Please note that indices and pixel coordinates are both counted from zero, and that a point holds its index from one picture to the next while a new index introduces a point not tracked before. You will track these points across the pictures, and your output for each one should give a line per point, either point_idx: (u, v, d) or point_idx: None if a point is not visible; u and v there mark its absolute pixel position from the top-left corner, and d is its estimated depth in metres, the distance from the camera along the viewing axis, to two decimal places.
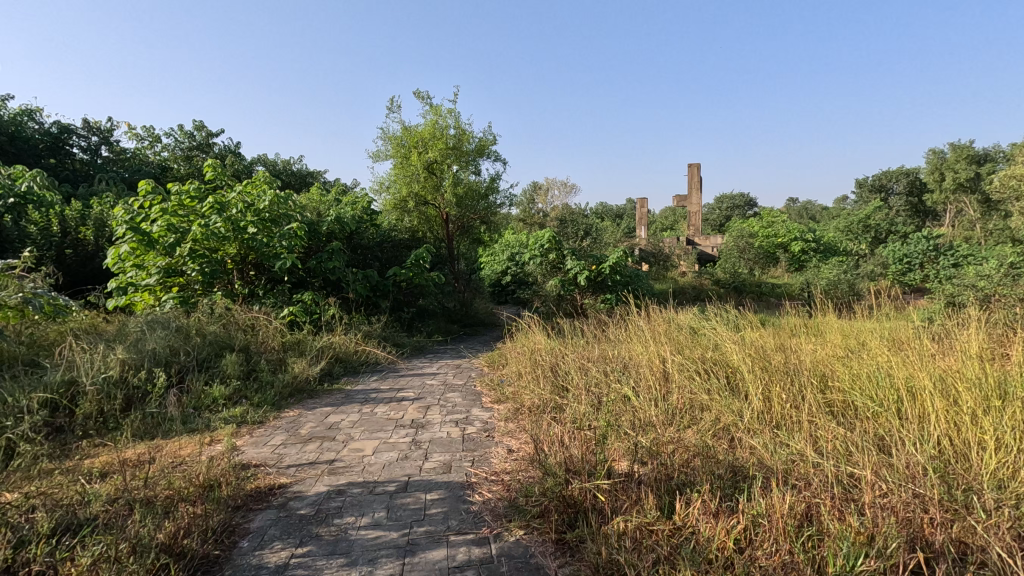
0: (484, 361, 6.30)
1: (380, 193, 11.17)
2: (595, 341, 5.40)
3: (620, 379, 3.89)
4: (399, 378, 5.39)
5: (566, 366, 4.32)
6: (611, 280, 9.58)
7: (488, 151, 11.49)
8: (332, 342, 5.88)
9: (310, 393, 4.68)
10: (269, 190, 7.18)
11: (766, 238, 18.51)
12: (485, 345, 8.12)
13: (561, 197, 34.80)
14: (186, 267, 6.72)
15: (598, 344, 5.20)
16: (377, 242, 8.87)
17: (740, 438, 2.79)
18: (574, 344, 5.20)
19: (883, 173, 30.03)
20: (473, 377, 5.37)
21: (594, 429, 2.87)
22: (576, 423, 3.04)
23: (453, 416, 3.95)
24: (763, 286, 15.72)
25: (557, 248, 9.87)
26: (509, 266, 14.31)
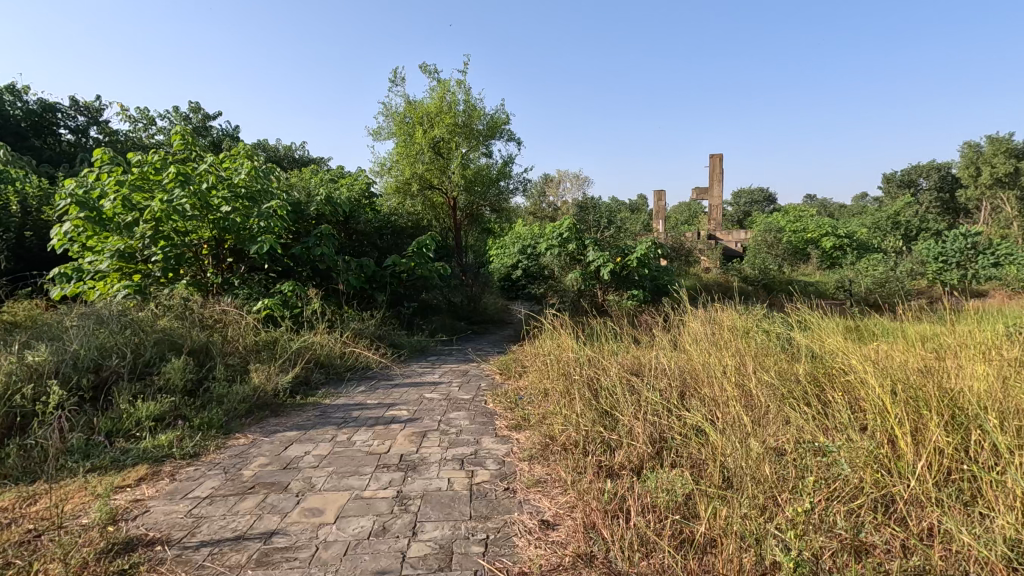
0: (496, 368, 5.24)
1: (381, 175, 10.14)
2: (635, 347, 4.34)
3: (689, 408, 2.86)
4: (391, 390, 4.36)
5: (607, 382, 3.25)
6: (638, 274, 8.49)
7: (501, 131, 10.41)
8: (313, 342, 4.86)
9: (275, 410, 3.66)
10: (247, 162, 6.19)
11: (795, 233, 17.28)
12: (496, 347, 7.09)
13: (573, 191, 33.64)
14: (147, 251, 5.74)
15: (640, 351, 4.14)
16: (374, 228, 7.86)
17: (925, 537, 1.77)
18: (610, 351, 4.15)
19: (913, 168, 28.52)
20: (484, 389, 4.34)
21: (693, 530, 1.86)
22: (650, 501, 2.02)
23: (458, 451, 2.89)
24: (794, 284, 14.52)
25: (577, 238, 8.75)
26: (521, 259, 13.24)
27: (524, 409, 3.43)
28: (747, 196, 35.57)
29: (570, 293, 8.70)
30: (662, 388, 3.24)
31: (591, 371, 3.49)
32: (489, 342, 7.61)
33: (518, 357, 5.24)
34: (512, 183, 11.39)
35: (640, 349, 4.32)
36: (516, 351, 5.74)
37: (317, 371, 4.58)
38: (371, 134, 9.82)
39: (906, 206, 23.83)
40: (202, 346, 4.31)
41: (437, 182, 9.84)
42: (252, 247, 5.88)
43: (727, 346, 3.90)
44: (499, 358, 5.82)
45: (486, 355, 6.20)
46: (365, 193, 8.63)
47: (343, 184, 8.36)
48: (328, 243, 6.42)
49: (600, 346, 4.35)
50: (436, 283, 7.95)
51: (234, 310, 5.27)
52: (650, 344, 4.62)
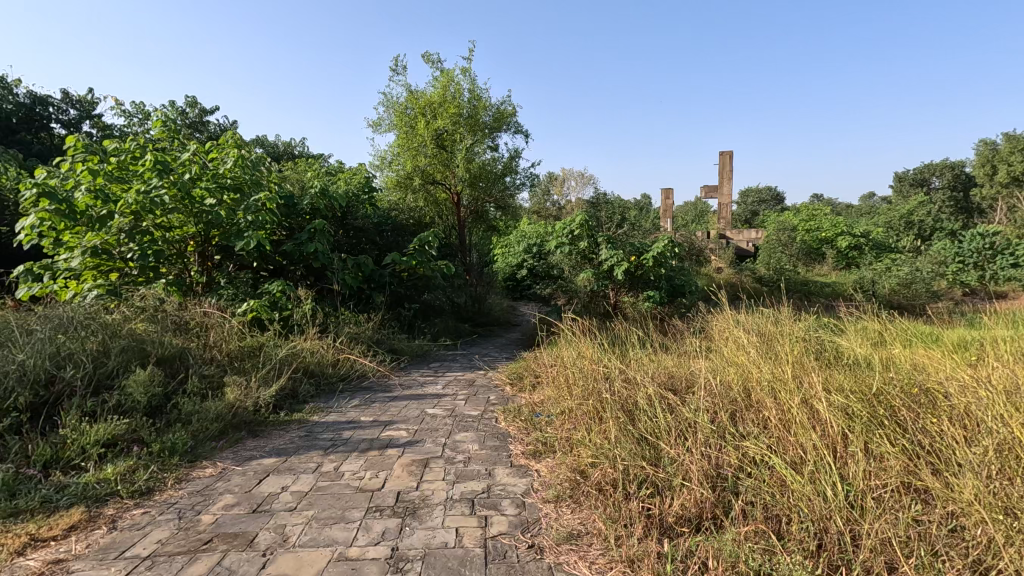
0: (506, 378, 4.73)
1: (381, 169, 9.65)
2: (665, 357, 3.83)
3: (753, 439, 2.36)
4: (389, 404, 3.86)
5: (643, 401, 2.75)
6: (654, 274, 7.98)
7: (508, 124, 9.91)
8: (302, 349, 4.35)
9: (254, 430, 3.16)
10: (233, 151, 5.71)
11: (809, 232, 16.73)
12: (504, 353, 6.58)
13: (577, 189, 33.11)
14: (124, 247, 5.28)
15: (672, 362, 3.64)
16: (374, 224, 7.37)
17: None
18: (638, 361, 3.64)
19: (925, 167, 27.93)
20: (494, 405, 3.83)
21: None
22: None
23: (466, 487, 2.39)
24: (809, 285, 13.98)
25: (589, 235, 8.23)
26: (527, 258, 12.75)
27: (543, 432, 2.92)
28: (754, 195, 35.00)
29: (581, 294, 8.19)
30: (707, 410, 2.74)
31: (622, 385, 2.98)
32: (496, 347, 7.11)
33: (532, 366, 4.75)
34: (519, 180, 10.90)
35: (672, 359, 3.81)
36: (527, 358, 5.23)
37: (306, 382, 4.08)
38: (371, 126, 9.32)
39: (919, 204, 23.25)
40: (176, 353, 3.82)
41: (440, 177, 9.35)
42: (238, 243, 5.40)
43: (774, 355, 3.40)
44: (508, 366, 5.33)
45: (495, 363, 5.69)
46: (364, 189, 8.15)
47: (341, 180, 7.88)
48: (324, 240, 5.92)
49: (627, 355, 3.84)
50: (439, 283, 7.45)
51: (216, 312, 4.78)
52: (681, 355, 4.11)
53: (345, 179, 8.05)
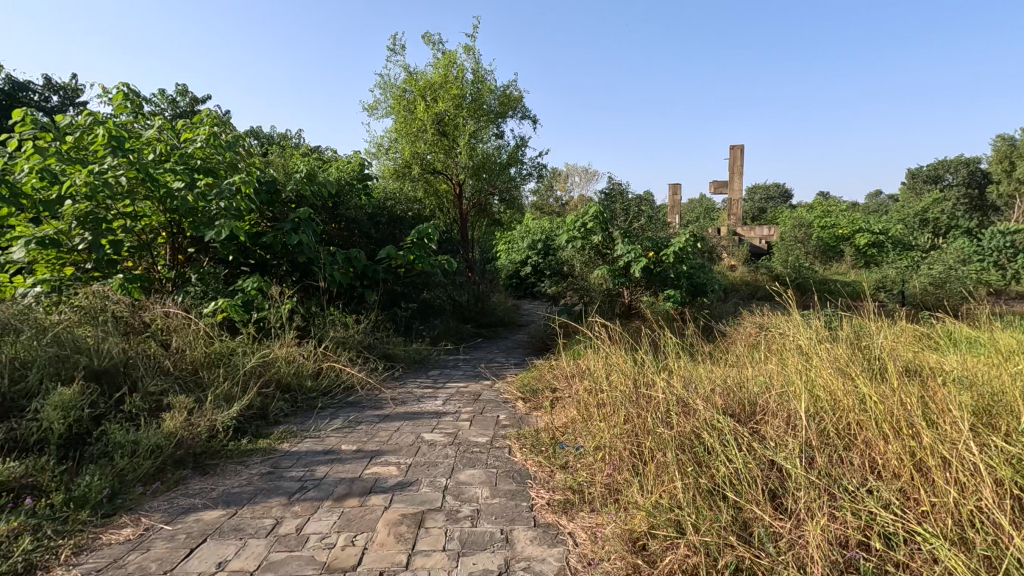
0: (517, 391, 4.06)
1: (377, 157, 8.97)
2: (714, 371, 3.16)
3: (885, 502, 1.69)
4: (377, 427, 3.18)
5: (710, 438, 2.07)
6: (674, 271, 7.30)
7: (515, 109, 9.22)
8: (278, 357, 3.68)
9: (203, 466, 2.48)
10: (205, 128, 5.04)
11: (826, 229, 16.04)
12: (511, 359, 5.92)
13: (581, 186, 32.46)
14: (78, 238, 4.55)
15: (725, 377, 2.97)
16: (368, 214, 6.69)
17: None
18: (684, 376, 2.97)
19: (938, 163, 27.21)
20: (506, 428, 3.15)
21: None
22: None
23: (476, 564, 1.71)
24: (829, 284, 13.30)
25: (603, 229, 7.54)
26: (532, 255, 12.08)
27: (575, 475, 2.26)
28: (762, 193, 34.29)
29: (595, 293, 7.52)
30: (797, 448, 2.08)
31: (677, 411, 2.32)
32: (502, 352, 6.45)
33: (547, 379, 4.08)
34: (525, 170, 10.23)
35: (723, 374, 3.14)
36: (540, 367, 4.56)
37: (281, 398, 3.42)
38: (366, 110, 8.64)
39: (935, 201, 22.55)
40: (120, 363, 3.15)
41: (441, 165, 8.67)
42: (208, 233, 4.73)
43: (858, 369, 2.73)
44: (519, 376, 4.66)
45: (502, 372, 5.02)
46: (358, 177, 7.51)
47: (332, 168, 7.23)
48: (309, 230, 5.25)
49: (667, 369, 3.18)
50: (439, 281, 6.78)
51: (180, 313, 4.12)
52: (728, 368, 3.44)
53: (338, 166, 7.38)
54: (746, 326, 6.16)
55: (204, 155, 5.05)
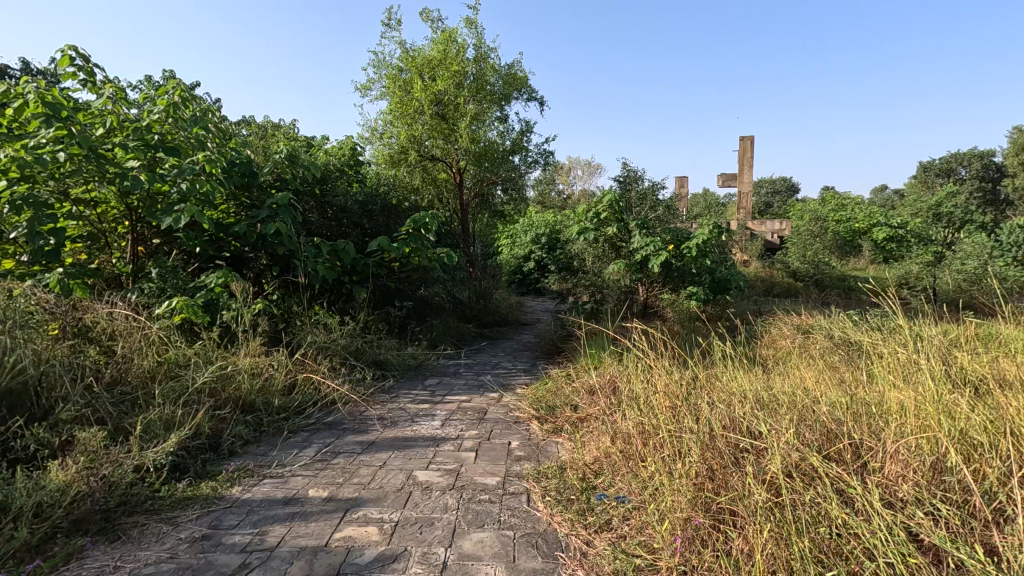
0: (529, 407, 3.41)
1: (372, 141, 8.29)
2: (780, 392, 2.55)
3: None
4: (356, 461, 2.52)
5: (838, 516, 1.47)
6: (696, 266, 6.65)
7: (520, 89, 8.52)
8: (243, 368, 3.03)
9: (112, 530, 1.82)
10: (165, 98, 4.36)
11: (841, 223, 15.38)
12: (517, 365, 5.29)
13: (584, 179, 31.75)
14: (14, 225, 3.87)
15: (801, 403, 2.33)
16: (359, 202, 6.02)
17: None
18: (751, 402, 2.35)
19: (951, 155, 26.51)
20: (520, 463, 2.50)
21: None
22: None
23: None
24: (848, 280, 12.66)
25: (619, 219, 6.88)
26: (537, 250, 12.35)
27: (632, 555, 1.70)
28: (768, 187, 33.59)
29: (609, 289, 6.86)
30: (964, 528, 1.48)
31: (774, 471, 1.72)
32: (507, 356, 5.81)
33: (565, 395, 3.43)
34: (530, 159, 9.55)
35: (792, 396, 2.51)
36: (555, 378, 3.90)
37: (241, 421, 2.77)
38: (359, 90, 7.95)
39: (949, 195, 21.89)
40: (36, 380, 2.50)
41: (441, 152, 8.00)
42: (165, 219, 4.03)
43: (988, 396, 2.08)
44: (529, 388, 4.01)
45: (509, 382, 4.38)
46: (349, 163, 6.83)
47: (319, 152, 6.54)
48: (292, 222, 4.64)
49: (722, 390, 2.53)
50: (438, 277, 6.13)
51: (128, 314, 3.48)
52: (792, 388, 2.79)
53: (326, 150, 6.70)
54: (782, 329, 5.50)
55: (163, 128, 4.32)
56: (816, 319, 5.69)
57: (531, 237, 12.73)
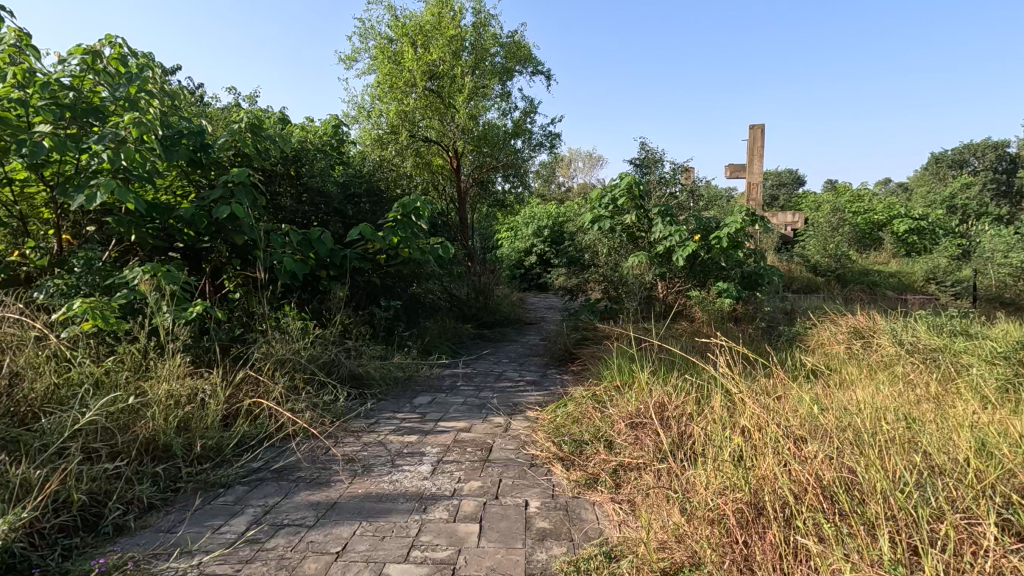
0: (547, 442, 2.60)
1: (359, 119, 7.46)
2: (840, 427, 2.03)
3: None
4: (301, 544, 1.70)
5: None
6: (726, 259, 5.85)
7: (524, 63, 7.68)
8: (161, 396, 2.23)
9: None
10: (96, 50, 3.53)
11: (860, 215, 14.57)
12: (523, 374, 4.51)
13: (585, 171, 30.86)
14: None
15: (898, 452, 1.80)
16: (338, 184, 5.19)
17: None
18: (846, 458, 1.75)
19: (964, 146, 25.70)
20: (546, 548, 1.69)
21: None
22: None
23: None
24: (871, 275, 11.87)
25: (637, 205, 6.07)
26: (538, 243, 11.79)
27: None
28: (773, 180, 32.76)
29: (626, 285, 6.06)
30: None
31: None
32: (512, 363, 5.02)
33: (595, 426, 2.63)
34: (534, 142, 8.71)
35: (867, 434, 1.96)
36: (576, 399, 3.10)
37: (145, 475, 1.95)
38: (345, 61, 7.10)
39: (964, 186, 21.10)
40: None
41: (436, 132, 7.18)
42: (77, 196, 3.13)
43: None
44: (543, 411, 3.20)
45: (517, 401, 3.57)
46: (330, 142, 5.97)
47: (295, 127, 5.69)
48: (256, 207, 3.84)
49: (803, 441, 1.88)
50: (432, 272, 5.32)
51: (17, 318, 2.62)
52: (913, 426, 2.04)
53: (303, 126, 5.84)
54: (834, 341, 4.75)
55: (89, 86, 3.46)
56: (871, 322, 4.93)
57: (533, 230, 12.10)
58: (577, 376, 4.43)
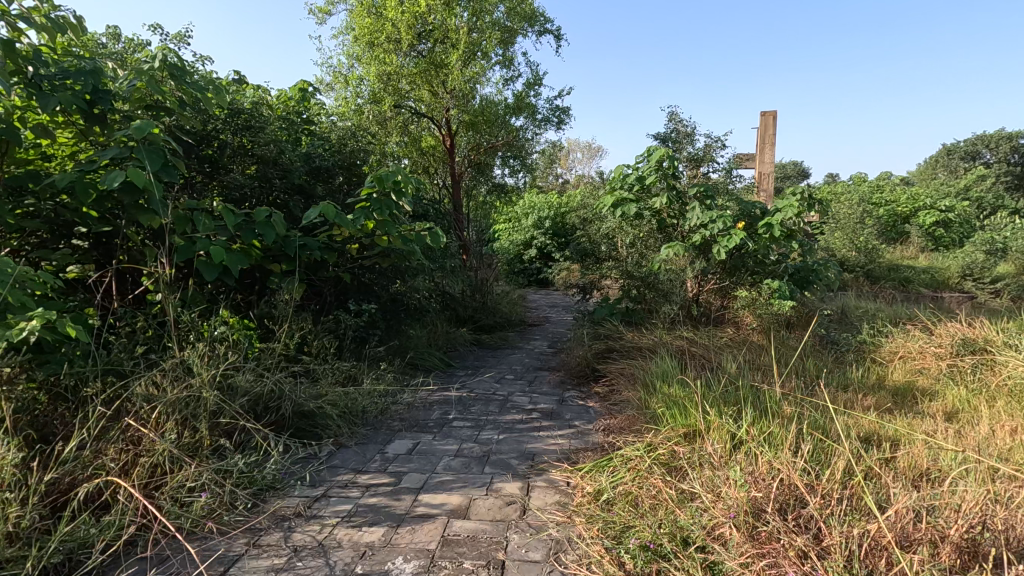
0: (597, 554, 1.58)
1: (340, 87, 6.45)
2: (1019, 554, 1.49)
3: None
4: None
5: None
6: (775, 253, 4.87)
7: (529, 23, 6.64)
8: None
9: None
10: None
11: (883, 207, 13.61)
12: (534, 400, 3.50)
13: (582, 162, 29.83)
14: None
15: None
16: (300, 160, 4.15)
17: None
18: None
19: (977, 137, 24.83)
20: None
21: None
22: None
23: None
24: (902, 270, 10.89)
25: (672, 188, 5.03)
26: (539, 234, 10.77)
27: None
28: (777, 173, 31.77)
29: (654, 283, 5.04)
30: None
31: None
32: (519, 382, 4.01)
33: (669, 524, 1.62)
34: (538, 119, 7.66)
35: None
36: (628, 460, 2.08)
37: None
38: (319, 15, 6.03)
39: (981, 178, 20.22)
40: None
41: (428, 102, 6.16)
42: None
43: None
44: (576, 474, 2.18)
45: (532, 449, 2.54)
46: (296, 108, 4.89)
47: (251, 88, 4.61)
48: (171, 178, 2.77)
49: None
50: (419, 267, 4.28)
51: None
52: None
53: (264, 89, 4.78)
54: (933, 374, 3.78)
55: None
56: (971, 343, 3.97)
57: (533, 220, 11.06)
58: (606, 404, 3.43)
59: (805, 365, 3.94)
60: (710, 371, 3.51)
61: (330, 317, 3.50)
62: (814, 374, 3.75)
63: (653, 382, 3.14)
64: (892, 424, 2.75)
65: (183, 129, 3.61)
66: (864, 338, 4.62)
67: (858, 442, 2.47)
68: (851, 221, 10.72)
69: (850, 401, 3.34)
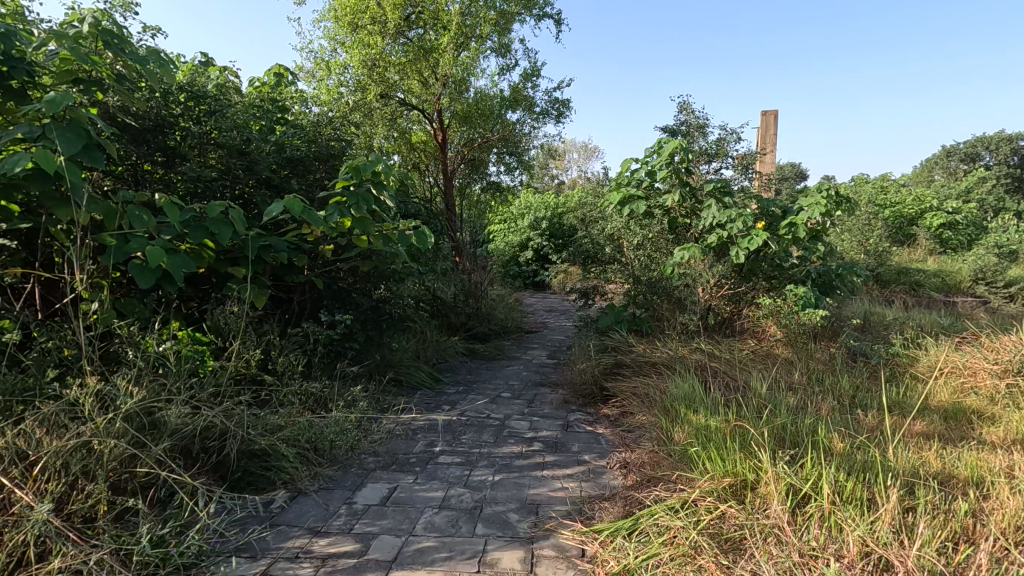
0: None
1: (324, 77, 6.01)
2: None
3: None
4: None
5: None
6: (798, 255, 4.44)
7: (527, 8, 6.21)
8: None
9: None
10: None
11: (889, 208, 13.24)
12: (534, 425, 3.04)
13: (578, 163, 29.43)
14: None
15: None
16: (270, 151, 3.68)
17: None
18: None
19: (977, 138, 24.59)
20: None
21: None
22: None
23: None
24: (912, 273, 10.50)
25: (685, 184, 4.59)
26: (536, 236, 10.33)
27: None
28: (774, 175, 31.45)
29: (665, 288, 4.60)
30: None
31: None
32: (517, 401, 3.55)
33: None
34: (536, 111, 7.20)
35: None
36: (662, 530, 1.63)
37: None
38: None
39: (983, 180, 19.96)
40: None
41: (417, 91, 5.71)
42: None
43: None
44: (592, 539, 1.71)
45: (535, 498, 2.06)
46: (268, 93, 4.41)
47: (217, 70, 4.14)
48: (95, 163, 2.28)
49: None
50: (404, 272, 3.80)
51: None
52: None
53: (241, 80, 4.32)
54: (984, 398, 3.37)
55: None
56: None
57: (529, 220, 10.61)
58: (617, 431, 2.96)
59: (839, 382, 3.50)
60: (736, 392, 3.06)
61: (298, 328, 3.02)
62: (851, 393, 3.32)
63: (677, 410, 2.70)
64: (965, 462, 2.31)
65: (132, 112, 3.13)
66: (897, 351, 4.18)
67: (936, 488, 2.02)
68: (860, 222, 10.33)
69: (899, 428, 2.90)
